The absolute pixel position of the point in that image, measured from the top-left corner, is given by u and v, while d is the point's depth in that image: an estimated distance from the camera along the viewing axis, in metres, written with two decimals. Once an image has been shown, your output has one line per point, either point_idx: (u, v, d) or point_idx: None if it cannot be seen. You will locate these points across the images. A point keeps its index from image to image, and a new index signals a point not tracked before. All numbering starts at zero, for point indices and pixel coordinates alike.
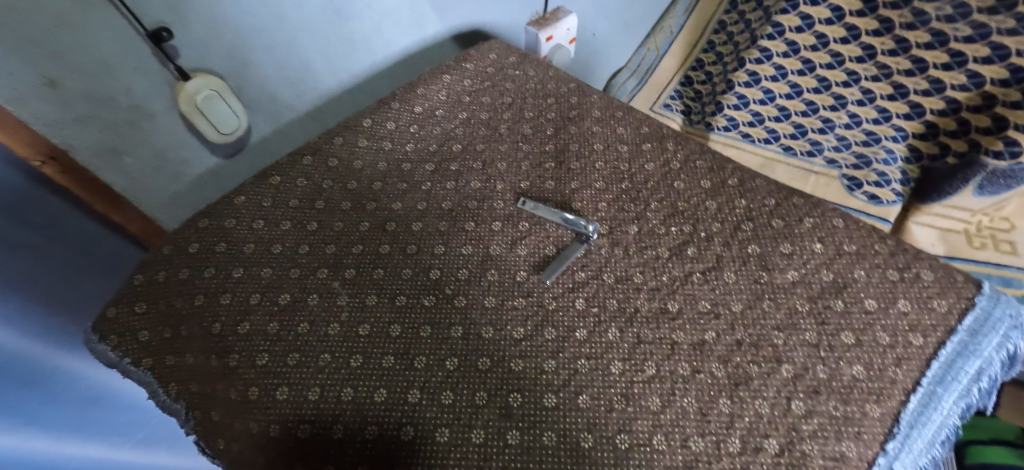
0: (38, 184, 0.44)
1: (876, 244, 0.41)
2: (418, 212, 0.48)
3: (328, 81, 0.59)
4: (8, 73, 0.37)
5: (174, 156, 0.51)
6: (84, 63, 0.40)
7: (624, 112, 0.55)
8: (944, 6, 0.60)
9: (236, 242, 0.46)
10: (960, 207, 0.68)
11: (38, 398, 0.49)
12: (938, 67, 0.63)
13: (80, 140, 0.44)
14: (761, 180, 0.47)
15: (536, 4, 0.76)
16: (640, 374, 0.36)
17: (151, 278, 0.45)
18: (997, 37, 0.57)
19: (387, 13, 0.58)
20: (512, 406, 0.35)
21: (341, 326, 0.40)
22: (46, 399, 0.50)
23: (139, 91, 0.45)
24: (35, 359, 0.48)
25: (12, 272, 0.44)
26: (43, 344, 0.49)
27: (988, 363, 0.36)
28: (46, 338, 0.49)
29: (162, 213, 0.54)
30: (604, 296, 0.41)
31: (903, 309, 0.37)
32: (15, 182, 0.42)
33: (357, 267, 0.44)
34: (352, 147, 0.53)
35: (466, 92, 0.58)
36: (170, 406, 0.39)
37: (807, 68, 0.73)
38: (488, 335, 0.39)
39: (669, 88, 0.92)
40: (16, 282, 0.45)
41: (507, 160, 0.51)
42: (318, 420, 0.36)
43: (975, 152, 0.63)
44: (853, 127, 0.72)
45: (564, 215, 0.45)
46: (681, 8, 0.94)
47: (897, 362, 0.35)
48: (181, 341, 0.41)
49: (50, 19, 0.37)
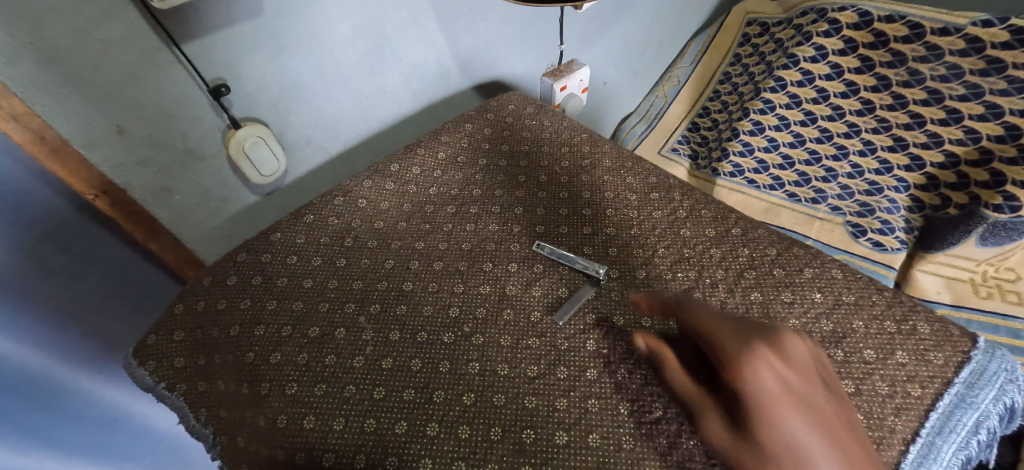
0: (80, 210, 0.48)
1: (874, 296, 0.43)
2: (439, 251, 0.51)
3: (359, 127, 0.64)
4: (86, 120, 0.42)
5: (217, 194, 0.55)
6: (149, 112, 0.45)
7: (633, 162, 0.59)
8: (938, 68, 0.68)
9: (270, 275, 0.50)
10: (964, 255, 0.70)
11: (50, 416, 0.52)
12: (936, 122, 0.68)
13: (137, 180, 0.48)
14: (763, 230, 0.50)
15: (552, 57, 0.82)
16: (647, 415, 0.38)
17: (191, 307, 0.48)
18: (990, 97, 0.64)
19: (416, 67, 0.63)
20: (524, 443, 0.37)
21: (365, 359, 0.43)
22: (58, 416, 0.53)
23: (194, 137, 0.49)
24: (53, 377, 0.52)
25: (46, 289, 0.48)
26: (63, 363, 0.53)
27: (986, 416, 0.37)
28: (64, 359, 0.52)
29: (202, 247, 0.58)
30: (614, 338, 0.43)
31: (901, 360, 0.39)
32: (62, 208, 0.47)
33: (382, 302, 0.47)
34: (380, 189, 0.57)
35: (486, 139, 0.62)
36: (198, 431, 0.42)
37: (809, 120, 0.79)
38: (503, 371, 0.41)
39: (676, 133, 0.95)
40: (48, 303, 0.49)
41: (523, 204, 0.55)
42: (341, 449, 0.38)
43: (976, 205, 0.66)
44: (856, 177, 0.75)
45: (576, 258, 0.49)
46: (688, 60, 1.02)
47: (895, 412, 0.37)
48: (215, 369, 0.44)
49: (125, 76, 0.42)
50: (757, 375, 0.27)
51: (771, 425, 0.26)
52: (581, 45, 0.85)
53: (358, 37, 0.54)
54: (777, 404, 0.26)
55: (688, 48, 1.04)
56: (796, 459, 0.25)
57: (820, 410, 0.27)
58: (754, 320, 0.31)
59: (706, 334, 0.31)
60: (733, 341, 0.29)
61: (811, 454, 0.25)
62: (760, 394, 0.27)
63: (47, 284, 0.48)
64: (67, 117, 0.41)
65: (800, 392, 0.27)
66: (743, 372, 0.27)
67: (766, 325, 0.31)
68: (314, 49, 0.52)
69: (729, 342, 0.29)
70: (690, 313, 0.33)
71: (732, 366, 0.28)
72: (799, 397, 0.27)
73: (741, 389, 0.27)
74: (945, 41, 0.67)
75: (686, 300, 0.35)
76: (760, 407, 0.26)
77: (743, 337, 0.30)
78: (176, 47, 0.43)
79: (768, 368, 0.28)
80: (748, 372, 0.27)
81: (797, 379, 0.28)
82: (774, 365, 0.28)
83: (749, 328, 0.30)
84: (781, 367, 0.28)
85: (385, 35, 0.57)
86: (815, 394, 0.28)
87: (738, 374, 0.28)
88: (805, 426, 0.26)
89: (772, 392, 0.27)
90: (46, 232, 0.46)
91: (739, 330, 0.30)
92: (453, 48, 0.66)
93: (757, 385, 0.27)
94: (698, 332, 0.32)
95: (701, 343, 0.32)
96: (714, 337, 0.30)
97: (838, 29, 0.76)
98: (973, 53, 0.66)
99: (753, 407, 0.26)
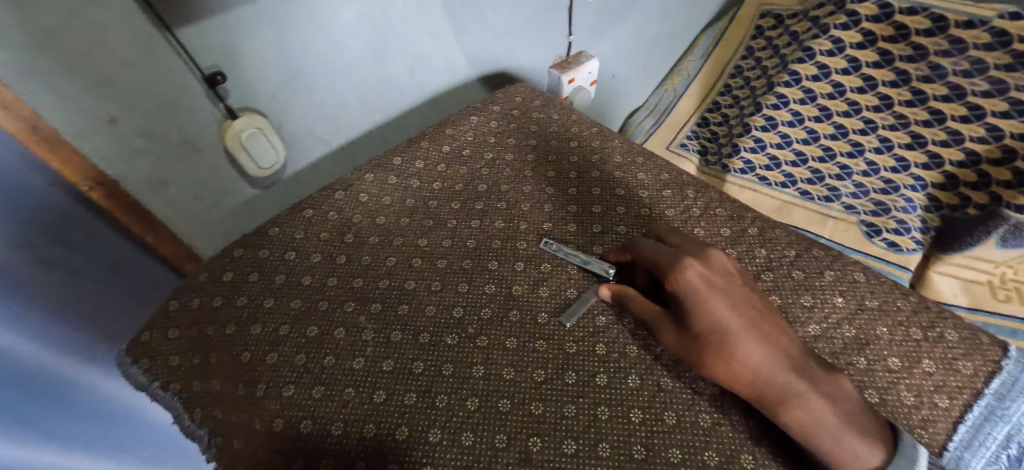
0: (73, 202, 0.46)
1: (899, 301, 0.41)
2: (444, 249, 0.49)
3: (361, 119, 0.62)
4: (77, 109, 0.40)
5: (214, 187, 0.54)
6: (143, 102, 0.43)
7: (644, 158, 0.57)
8: (961, 62, 0.66)
9: (269, 272, 0.48)
10: (983, 258, 0.67)
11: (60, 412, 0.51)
12: (957, 119, 0.66)
13: (131, 172, 0.47)
14: (781, 230, 0.48)
15: (560, 48, 0.80)
16: (661, 423, 0.36)
17: (187, 303, 0.46)
18: (1015, 93, 0.62)
19: (420, 57, 0.61)
20: (531, 451, 0.35)
21: (366, 361, 0.41)
22: (64, 412, 0.52)
23: (190, 128, 0.48)
24: (60, 373, 0.51)
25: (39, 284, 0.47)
26: (69, 357, 0.52)
27: (1018, 430, 0.35)
28: (69, 353, 0.51)
29: (198, 241, 0.57)
30: (624, 341, 0.41)
31: (927, 369, 0.37)
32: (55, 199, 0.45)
33: (384, 301, 0.45)
34: (382, 183, 0.55)
35: (492, 133, 0.60)
36: (193, 432, 0.40)
37: (824, 115, 0.76)
38: (509, 376, 0.40)
39: (686, 128, 0.93)
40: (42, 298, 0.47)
41: (530, 201, 0.53)
42: (341, 454, 0.36)
43: (997, 205, 0.64)
44: (872, 174, 0.73)
45: (584, 258, 0.47)
46: (699, 53, 1.00)
47: (922, 425, 0.35)
48: (210, 368, 0.42)
49: (117, 62, 0.40)
50: (686, 278, 0.37)
51: (702, 311, 0.35)
52: (590, 36, 0.82)
53: (361, 25, 0.52)
54: (705, 296, 0.36)
55: (699, 40, 1.01)
56: (722, 332, 0.34)
57: (738, 298, 0.36)
58: (682, 246, 0.41)
59: (649, 259, 0.41)
60: (669, 260, 0.39)
61: (732, 327, 0.34)
62: (693, 291, 0.36)
63: (48, 280, 0.47)
64: (57, 105, 0.39)
65: (722, 288, 0.37)
66: (677, 280, 0.37)
67: (690, 246, 0.41)
68: (315, 38, 0.50)
69: (666, 261, 0.39)
70: (637, 248, 0.43)
71: (670, 277, 0.38)
72: (721, 290, 0.36)
73: (676, 289, 0.37)
74: (970, 34, 0.65)
75: (632, 243, 0.45)
76: (692, 300, 0.36)
77: (677, 255, 0.39)
78: (170, 32, 0.41)
79: (694, 272, 0.37)
80: (681, 278, 0.37)
81: (721, 278, 0.37)
82: (699, 270, 0.37)
83: (679, 250, 0.40)
84: (707, 271, 0.37)
85: (389, 23, 0.54)
86: (736, 287, 0.37)
87: (674, 281, 0.37)
88: (727, 307, 0.35)
89: (694, 287, 0.36)
90: (44, 226, 0.45)
91: (672, 251, 0.40)
92: (459, 38, 0.64)
93: (689, 286, 0.37)
94: (643, 260, 0.42)
95: (647, 269, 0.42)
96: (654, 259, 0.40)
97: (857, 22, 0.73)
98: (999, 47, 0.63)
99: (687, 300, 0.36)
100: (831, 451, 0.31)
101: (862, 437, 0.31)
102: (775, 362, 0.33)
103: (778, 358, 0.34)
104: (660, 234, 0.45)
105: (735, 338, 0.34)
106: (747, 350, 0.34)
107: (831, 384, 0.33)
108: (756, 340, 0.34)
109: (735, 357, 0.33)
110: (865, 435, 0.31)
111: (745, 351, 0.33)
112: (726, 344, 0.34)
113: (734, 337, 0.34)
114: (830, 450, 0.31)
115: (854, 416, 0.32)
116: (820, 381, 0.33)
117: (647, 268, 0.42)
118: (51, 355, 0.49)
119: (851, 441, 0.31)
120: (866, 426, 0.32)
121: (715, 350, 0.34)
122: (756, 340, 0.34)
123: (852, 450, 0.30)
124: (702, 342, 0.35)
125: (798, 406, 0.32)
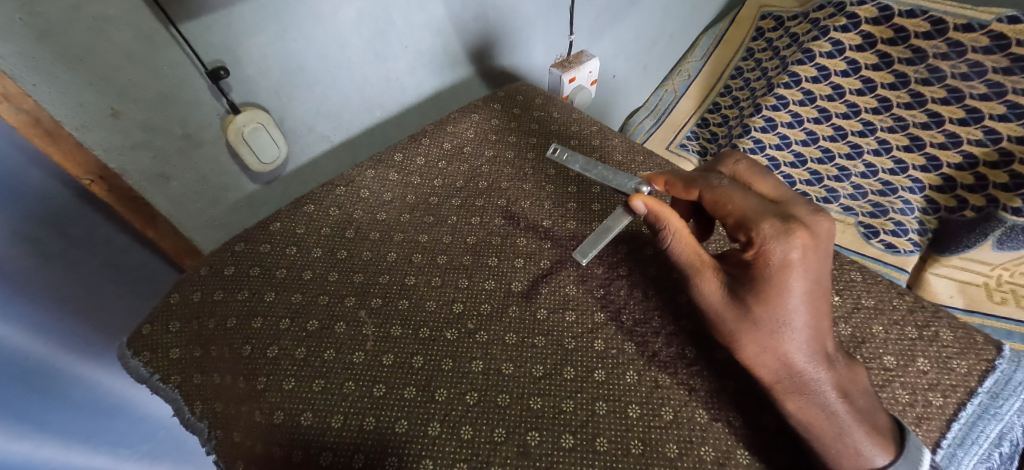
0: (75, 196, 0.47)
1: (894, 300, 0.42)
2: (444, 245, 0.49)
3: (363, 115, 0.62)
4: (80, 102, 0.40)
5: (215, 182, 0.54)
6: (146, 96, 0.43)
7: (644, 157, 0.57)
8: (959, 65, 0.66)
9: (269, 267, 0.48)
10: (980, 259, 0.68)
11: (44, 404, 0.52)
12: (955, 122, 0.67)
13: (133, 166, 0.47)
14: None
15: (561, 48, 0.80)
16: (657, 419, 0.37)
17: (187, 297, 0.46)
18: (1012, 96, 0.62)
19: (423, 54, 0.62)
20: (529, 445, 0.35)
21: (366, 355, 0.41)
22: (53, 404, 0.53)
23: (193, 123, 0.48)
24: (53, 365, 0.52)
25: (38, 277, 0.47)
26: (59, 349, 0.52)
27: (1009, 428, 0.36)
28: (62, 345, 0.52)
29: (200, 236, 0.57)
30: (621, 339, 0.42)
31: (922, 367, 0.38)
32: (56, 193, 0.45)
33: (383, 296, 0.45)
34: (382, 179, 0.55)
35: (493, 130, 0.60)
36: (193, 424, 0.41)
37: (823, 117, 0.77)
38: (508, 371, 0.40)
39: (685, 129, 0.93)
40: (42, 293, 0.48)
41: (530, 198, 0.53)
42: (339, 446, 0.36)
43: (993, 207, 0.64)
44: (869, 176, 0.73)
45: (601, 170, 0.46)
46: (699, 54, 1.00)
47: (916, 421, 0.35)
48: (211, 361, 0.42)
49: (122, 57, 0.40)
50: (781, 260, 0.32)
51: (773, 298, 0.32)
52: (591, 36, 0.82)
53: (363, 22, 0.52)
54: (786, 281, 0.32)
55: (700, 41, 1.02)
56: (781, 324, 0.32)
57: (817, 288, 0.33)
58: (786, 205, 0.36)
59: (739, 214, 0.36)
60: (771, 229, 0.33)
61: (795, 322, 0.32)
62: (778, 276, 0.32)
63: (48, 272, 0.47)
64: (61, 98, 0.39)
65: (810, 276, 0.33)
66: (770, 254, 0.33)
67: (795, 209, 0.35)
68: (320, 34, 0.50)
69: (766, 229, 0.33)
70: (724, 195, 0.37)
71: (765, 248, 0.33)
72: (808, 281, 0.33)
73: (759, 267, 0.33)
74: (968, 38, 0.66)
75: (711, 180, 0.39)
76: (771, 283, 0.32)
77: (784, 223, 0.33)
78: (174, 27, 0.41)
79: (796, 253, 0.32)
80: (774, 257, 0.33)
81: (816, 264, 0.33)
82: (802, 250, 0.33)
83: (783, 213, 0.35)
84: (808, 256, 0.33)
85: (390, 21, 0.55)
86: (823, 274, 0.33)
87: (763, 256, 0.33)
88: (801, 301, 0.32)
89: (786, 267, 0.32)
90: (45, 217, 0.45)
91: (775, 214, 0.34)
92: (460, 36, 0.64)
93: (778, 268, 0.32)
94: (730, 213, 0.37)
95: (726, 221, 0.37)
96: (749, 219, 0.35)
97: (856, 24, 0.74)
98: (996, 50, 0.64)
99: (765, 283, 0.33)
100: (829, 443, 0.32)
101: (870, 435, 0.32)
102: (815, 360, 0.33)
103: (820, 352, 0.33)
104: (742, 174, 0.40)
105: (792, 330, 0.32)
106: (795, 342, 0.32)
107: (852, 378, 0.34)
108: (809, 335, 0.33)
109: (776, 349, 0.33)
110: (872, 433, 0.32)
111: (792, 345, 0.32)
112: (777, 333, 0.32)
113: (789, 331, 0.32)
114: (829, 442, 0.32)
115: (867, 414, 0.33)
116: (846, 378, 0.33)
117: (729, 221, 0.37)
118: (44, 347, 0.50)
119: (856, 439, 0.32)
120: (874, 421, 0.33)
121: (765, 334, 0.33)
122: (810, 332, 0.33)
123: (853, 446, 0.31)
124: (755, 321, 0.33)
125: (816, 402, 0.32)
